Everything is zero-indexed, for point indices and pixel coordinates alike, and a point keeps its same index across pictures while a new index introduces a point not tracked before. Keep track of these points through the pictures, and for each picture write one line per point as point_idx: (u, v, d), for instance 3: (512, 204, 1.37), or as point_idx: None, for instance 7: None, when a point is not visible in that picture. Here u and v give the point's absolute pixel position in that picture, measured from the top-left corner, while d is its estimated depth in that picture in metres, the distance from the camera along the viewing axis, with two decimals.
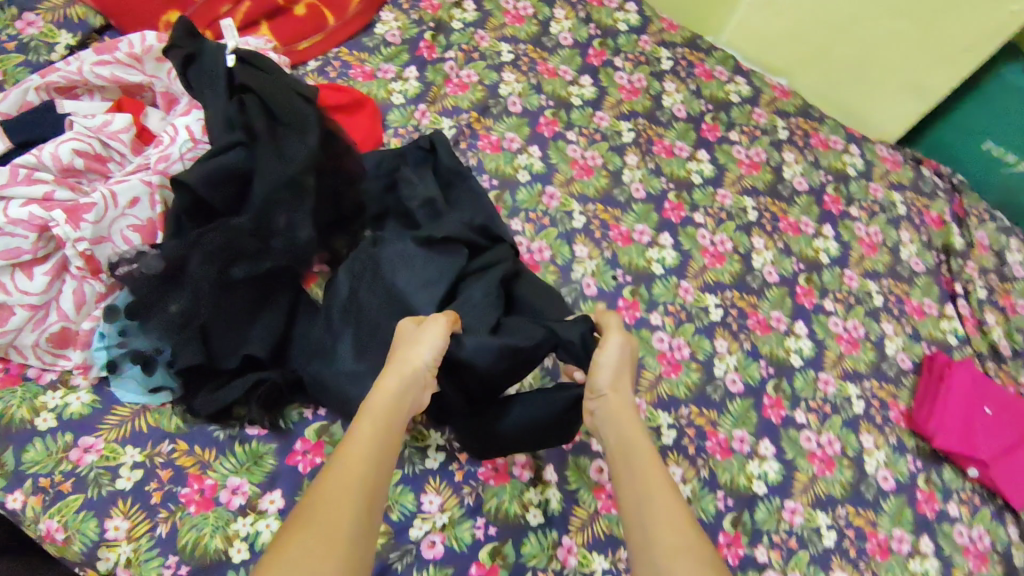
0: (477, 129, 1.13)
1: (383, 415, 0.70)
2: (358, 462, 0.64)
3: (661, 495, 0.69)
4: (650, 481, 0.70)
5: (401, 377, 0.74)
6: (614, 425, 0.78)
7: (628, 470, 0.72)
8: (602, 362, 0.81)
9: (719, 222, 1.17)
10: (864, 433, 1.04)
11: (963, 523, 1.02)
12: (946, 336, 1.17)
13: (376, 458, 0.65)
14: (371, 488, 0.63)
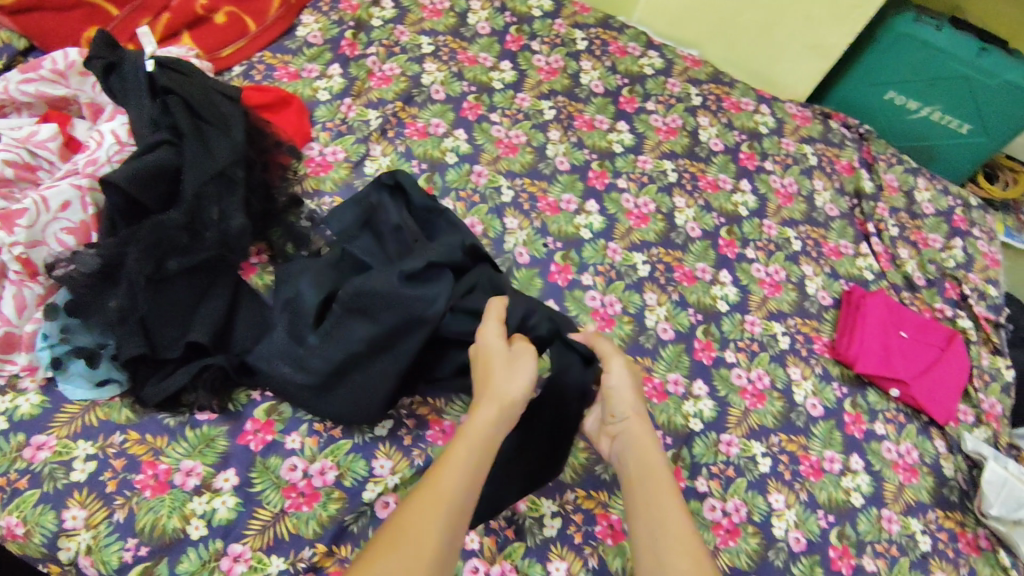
0: (403, 118, 1.18)
1: (479, 432, 0.70)
2: (457, 474, 0.65)
3: (678, 525, 0.67)
4: (671, 506, 0.69)
5: (492, 399, 0.74)
6: (634, 445, 0.78)
7: (644, 489, 0.72)
8: (615, 378, 0.82)
9: (641, 185, 1.24)
10: (792, 366, 1.11)
11: (891, 440, 1.09)
12: (862, 273, 1.25)
13: (472, 474, 0.66)
14: (465, 502, 0.64)
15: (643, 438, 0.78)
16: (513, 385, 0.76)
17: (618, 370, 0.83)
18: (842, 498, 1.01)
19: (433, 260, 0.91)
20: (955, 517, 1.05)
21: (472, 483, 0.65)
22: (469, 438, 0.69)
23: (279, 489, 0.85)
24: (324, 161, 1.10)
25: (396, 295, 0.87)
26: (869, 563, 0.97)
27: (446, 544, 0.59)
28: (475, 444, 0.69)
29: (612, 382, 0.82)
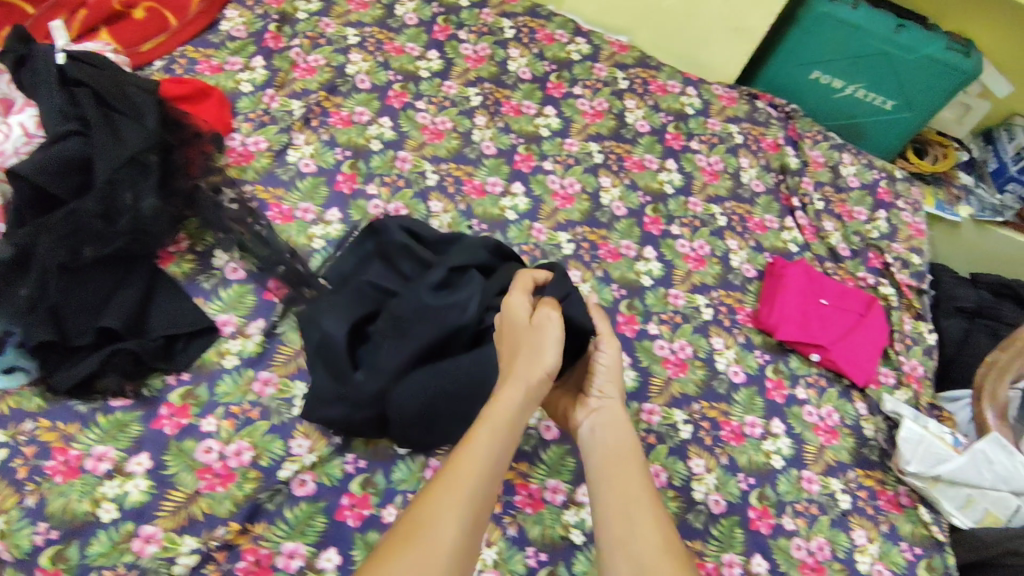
0: (327, 107, 1.19)
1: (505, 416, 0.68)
2: (478, 464, 0.63)
3: (647, 509, 0.68)
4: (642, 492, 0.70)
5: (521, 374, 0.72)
6: (613, 431, 0.78)
7: (622, 473, 0.72)
8: (605, 358, 0.83)
9: (567, 167, 1.26)
10: (714, 336, 1.14)
11: (812, 404, 1.11)
12: (787, 246, 1.28)
13: (495, 460, 0.65)
14: (488, 490, 0.63)
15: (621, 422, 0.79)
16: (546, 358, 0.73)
17: (610, 350, 0.83)
18: (762, 460, 1.04)
19: (453, 268, 0.90)
20: (876, 476, 1.08)
21: (494, 470, 0.64)
22: (493, 421, 0.67)
23: (193, 471, 0.85)
24: (246, 151, 1.11)
25: (427, 308, 0.86)
26: (788, 523, 1.00)
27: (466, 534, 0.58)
28: (498, 428, 0.67)
29: (601, 360, 0.83)
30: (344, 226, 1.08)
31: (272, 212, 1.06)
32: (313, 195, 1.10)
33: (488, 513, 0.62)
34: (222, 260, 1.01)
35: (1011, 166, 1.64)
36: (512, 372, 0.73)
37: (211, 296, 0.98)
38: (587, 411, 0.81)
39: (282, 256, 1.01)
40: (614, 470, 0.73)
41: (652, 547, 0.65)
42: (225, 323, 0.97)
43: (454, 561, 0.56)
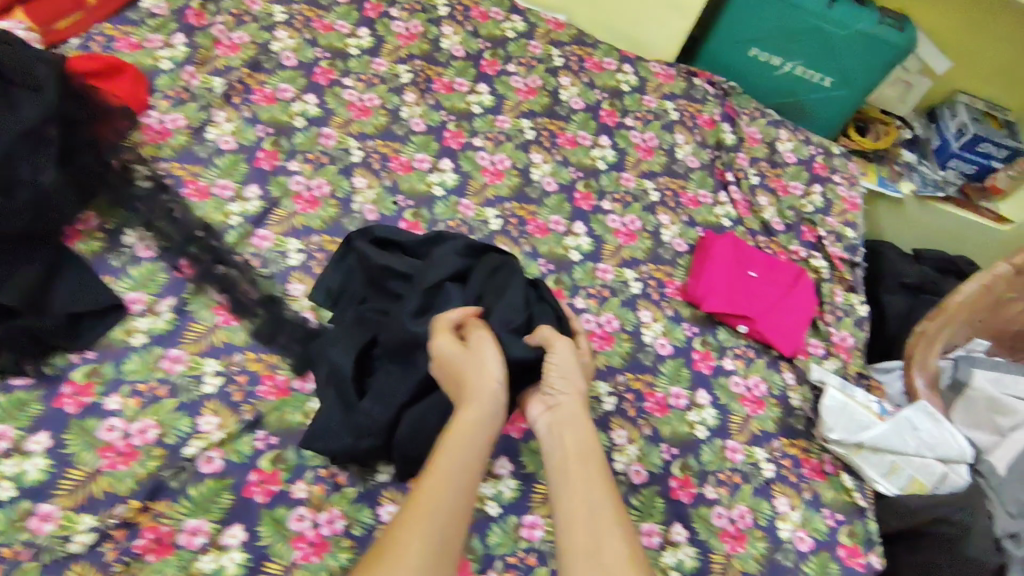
0: (250, 84, 1.18)
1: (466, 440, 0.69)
2: (440, 480, 0.64)
3: (603, 512, 0.65)
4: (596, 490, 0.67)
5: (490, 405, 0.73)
6: (573, 427, 0.75)
7: (581, 471, 0.69)
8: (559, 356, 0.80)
9: (497, 143, 1.25)
10: (642, 309, 1.14)
11: (739, 375, 1.12)
12: (719, 220, 1.29)
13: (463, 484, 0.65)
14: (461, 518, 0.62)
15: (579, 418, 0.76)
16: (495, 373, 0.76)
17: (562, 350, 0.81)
18: (685, 431, 1.04)
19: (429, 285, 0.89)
20: (800, 445, 1.09)
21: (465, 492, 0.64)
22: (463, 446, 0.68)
23: (95, 449, 0.84)
24: (163, 129, 1.09)
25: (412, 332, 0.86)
26: (710, 492, 1.00)
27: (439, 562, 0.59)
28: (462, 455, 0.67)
29: (553, 360, 0.80)
30: (262, 203, 1.06)
31: (188, 188, 1.04)
32: (232, 173, 1.08)
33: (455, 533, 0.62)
34: (132, 238, 0.99)
35: (953, 142, 1.63)
36: (469, 394, 0.73)
37: (120, 274, 0.96)
38: (547, 408, 0.79)
39: (193, 234, 1.00)
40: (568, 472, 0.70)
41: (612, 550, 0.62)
42: (134, 301, 0.95)
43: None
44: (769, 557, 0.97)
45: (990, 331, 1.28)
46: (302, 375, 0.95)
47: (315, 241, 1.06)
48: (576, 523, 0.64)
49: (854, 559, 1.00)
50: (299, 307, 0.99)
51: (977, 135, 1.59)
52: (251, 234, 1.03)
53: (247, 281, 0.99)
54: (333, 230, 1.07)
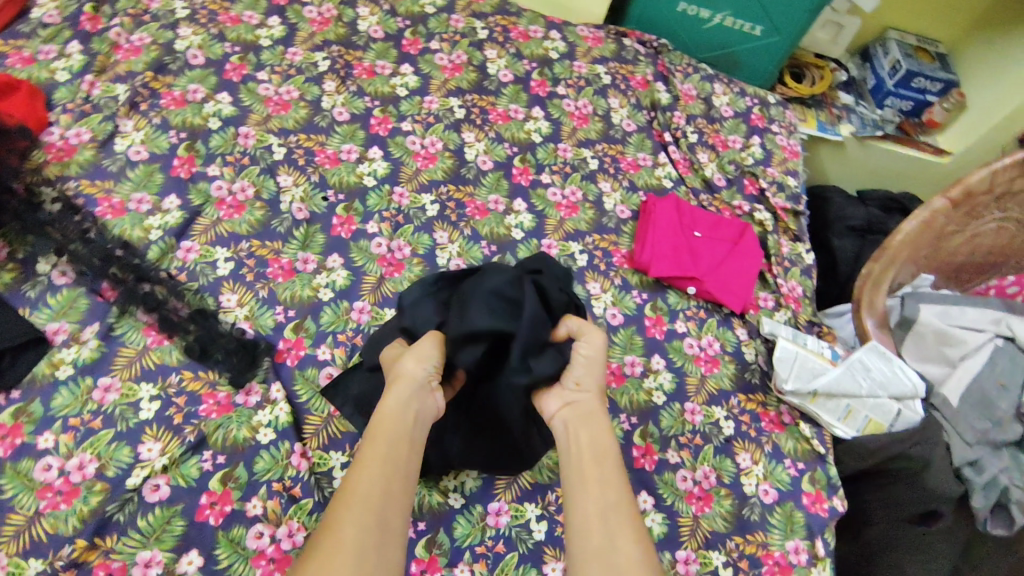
0: (157, 88, 1.11)
1: (390, 427, 0.68)
2: (376, 472, 0.64)
3: (622, 517, 0.64)
4: (612, 495, 0.65)
5: (404, 391, 0.72)
6: (587, 424, 0.73)
7: (595, 470, 0.68)
8: (584, 352, 0.78)
9: (427, 126, 1.21)
10: (590, 281, 1.13)
11: (692, 336, 1.12)
12: (661, 182, 1.28)
13: (396, 484, 0.64)
14: (392, 517, 0.62)
15: (591, 413, 0.74)
16: (418, 368, 0.74)
17: (592, 344, 0.78)
18: (643, 399, 1.04)
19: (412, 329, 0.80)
20: (757, 399, 1.10)
21: (393, 489, 0.63)
22: (385, 440, 0.67)
23: (33, 491, 0.79)
24: (67, 145, 1.02)
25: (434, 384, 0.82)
26: (672, 456, 1.01)
27: (372, 563, 0.57)
28: (393, 452, 0.66)
29: (580, 352, 0.78)
30: (183, 213, 1.01)
31: (101, 207, 0.98)
32: (147, 184, 1.02)
33: (390, 522, 0.61)
34: (47, 266, 0.93)
35: (888, 80, 1.64)
36: (396, 379, 0.73)
37: (38, 305, 0.90)
38: (561, 404, 0.77)
39: (111, 253, 0.94)
40: (581, 476, 0.68)
41: (624, 551, 0.61)
42: (56, 332, 0.89)
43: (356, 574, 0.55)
44: (736, 514, 0.98)
45: (935, 265, 1.30)
46: (244, 389, 0.91)
47: (244, 247, 1.01)
48: (595, 533, 0.62)
49: (818, 505, 1.01)
50: (233, 319, 0.95)
51: (910, 71, 1.59)
52: (175, 248, 0.98)
53: (175, 297, 0.94)
54: (262, 234, 1.03)
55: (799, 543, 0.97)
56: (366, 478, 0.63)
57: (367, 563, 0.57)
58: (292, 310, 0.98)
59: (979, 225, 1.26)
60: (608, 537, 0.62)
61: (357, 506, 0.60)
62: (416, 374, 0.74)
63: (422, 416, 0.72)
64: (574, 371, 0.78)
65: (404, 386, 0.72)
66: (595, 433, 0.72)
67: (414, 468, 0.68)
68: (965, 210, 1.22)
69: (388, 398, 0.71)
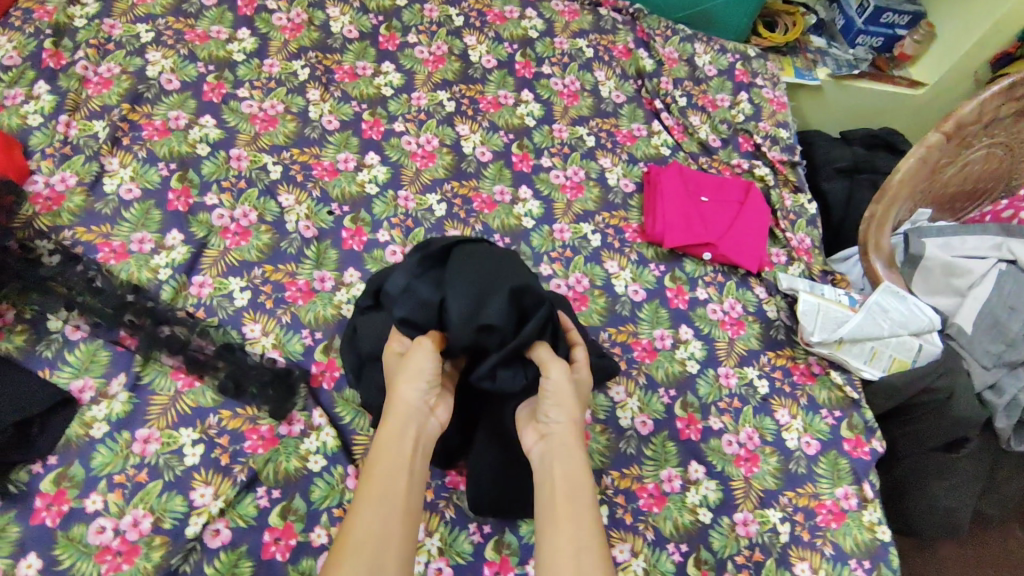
0: (136, 120, 1.06)
1: (387, 459, 0.68)
2: (371, 511, 0.63)
3: (594, 557, 0.61)
4: (588, 537, 0.62)
5: (398, 418, 0.71)
6: (563, 454, 0.70)
7: (568, 509, 0.65)
8: (554, 380, 0.74)
9: (419, 124, 1.18)
10: (608, 261, 1.13)
11: (714, 301, 1.14)
12: (659, 150, 1.28)
13: (394, 528, 0.63)
14: (388, 556, 0.61)
15: (567, 444, 0.71)
16: (413, 393, 0.73)
17: (559, 374, 0.74)
18: (678, 370, 1.06)
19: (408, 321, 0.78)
20: (786, 354, 1.12)
21: (389, 530, 0.62)
22: (381, 476, 0.66)
23: (91, 557, 0.76)
24: (54, 192, 0.97)
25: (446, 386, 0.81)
26: (715, 423, 1.02)
27: None
28: (388, 494, 0.65)
29: (548, 388, 0.75)
30: (189, 247, 0.97)
31: (103, 252, 0.94)
32: (145, 222, 0.98)
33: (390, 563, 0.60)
34: (58, 321, 0.89)
35: (857, 19, 1.65)
36: (389, 405, 0.73)
37: (58, 364, 0.87)
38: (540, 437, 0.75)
39: (123, 300, 0.89)
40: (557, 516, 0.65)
41: None
42: (82, 389, 0.86)
43: None
44: (784, 469, 1.00)
45: (930, 198, 1.33)
46: (286, 419, 0.89)
47: (258, 274, 0.98)
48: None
49: (859, 449, 1.04)
50: (261, 349, 0.93)
51: (879, 8, 1.60)
52: (187, 285, 0.95)
53: (198, 334, 0.90)
54: (273, 258, 1.00)
55: (848, 488, 1.00)
56: (362, 522, 0.62)
57: None
58: (319, 332, 0.96)
59: (970, 154, 1.28)
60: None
61: (350, 557, 0.59)
62: (414, 399, 0.73)
63: (421, 443, 0.72)
64: (546, 404, 0.74)
65: (400, 417, 0.71)
66: (572, 466, 0.69)
67: (413, 503, 0.66)
68: (957, 141, 1.24)
69: (385, 427, 0.70)
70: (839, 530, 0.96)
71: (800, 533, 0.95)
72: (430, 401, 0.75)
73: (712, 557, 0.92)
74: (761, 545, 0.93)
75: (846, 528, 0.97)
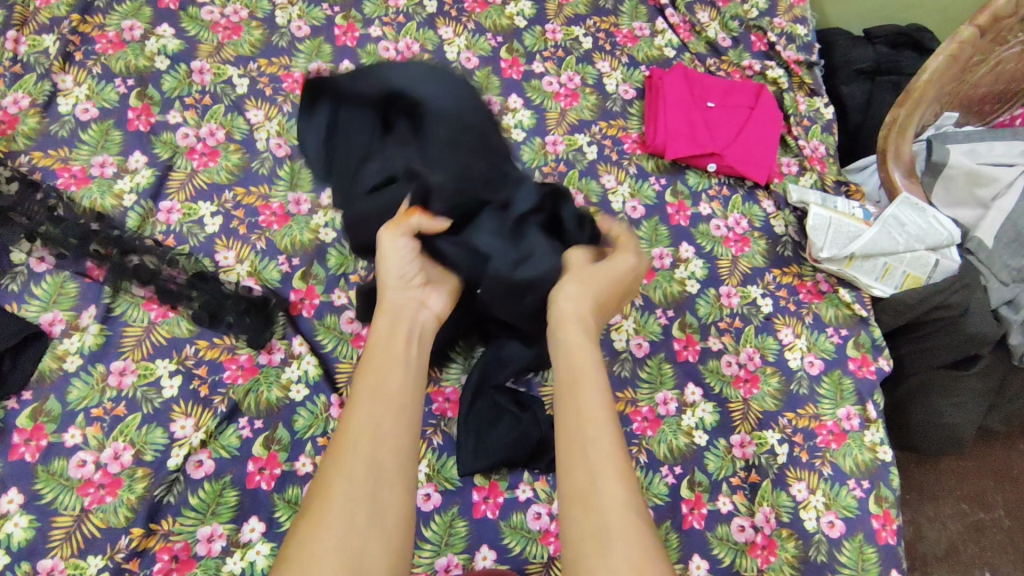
0: (88, 32, 1.00)
1: (383, 352, 0.62)
2: (368, 402, 0.58)
3: (608, 433, 0.55)
4: (601, 424, 0.55)
5: (390, 316, 0.66)
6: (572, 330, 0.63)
7: (575, 384, 0.59)
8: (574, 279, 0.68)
9: (398, 28, 1.09)
10: (604, 175, 1.06)
11: (718, 218, 1.07)
12: (663, 52, 1.18)
13: (392, 423, 0.58)
14: (388, 451, 0.56)
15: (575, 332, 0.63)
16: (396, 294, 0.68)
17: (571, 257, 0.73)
18: (677, 290, 1.01)
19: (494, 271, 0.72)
20: (793, 271, 1.06)
21: (388, 420, 0.58)
22: (376, 366, 0.61)
23: (73, 490, 0.75)
24: (7, 115, 0.92)
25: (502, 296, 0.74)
26: (714, 344, 0.98)
27: (368, 508, 0.53)
28: (381, 391, 0.59)
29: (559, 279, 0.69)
30: (153, 170, 0.92)
31: (62, 178, 0.90)
32: (105, 144, 0.93)
33: (394, 449, 0.57)
34: (21, 254, 0.85)
35: None
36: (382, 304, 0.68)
37: (25, 298, 0.84)
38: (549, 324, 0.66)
39: (87, 229, 0.85)
40: (567, 409, 0.58)
41: (613, 482, 0.52)
42: (52, 322, 0.83)
43: (352, 510, 0.52)
44: (784, 390, 0.96)
45: (959, 100, 1.21)
46: (266, 348, 0.85)
47: (229, 198, 0.93)
48: (579, 471, 0.53)
49: (865, 368, 0.99)
50: (236, 277, 0.88)
51: None
52: (155, 211, 0.90)
53: (167, 265, 0.86)
54: (244, 180, 0.94)
55: (851, 409, 0.96)
56: (357, 422, 0.57)
57: (365, 505, 0.53)
58: (296, 258, 0.91)
59: (1005, 52, 1.16)
60: (597, 458, 0.53)
61: (344, 459, 0.55)
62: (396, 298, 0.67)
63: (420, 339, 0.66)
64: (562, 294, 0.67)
65: (388, 316, 0.66)
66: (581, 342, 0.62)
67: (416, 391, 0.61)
68: (991, 37, 1.11)
69: (376, 323, 0.65)
70: (839, 450, 0.93)
71: (798, 455, 0.92)
72: (416, 295, 0.69)
73: (707, 479, 0.89)
74: (758, 467, 0.91)
75: (846, 449, 0.93)
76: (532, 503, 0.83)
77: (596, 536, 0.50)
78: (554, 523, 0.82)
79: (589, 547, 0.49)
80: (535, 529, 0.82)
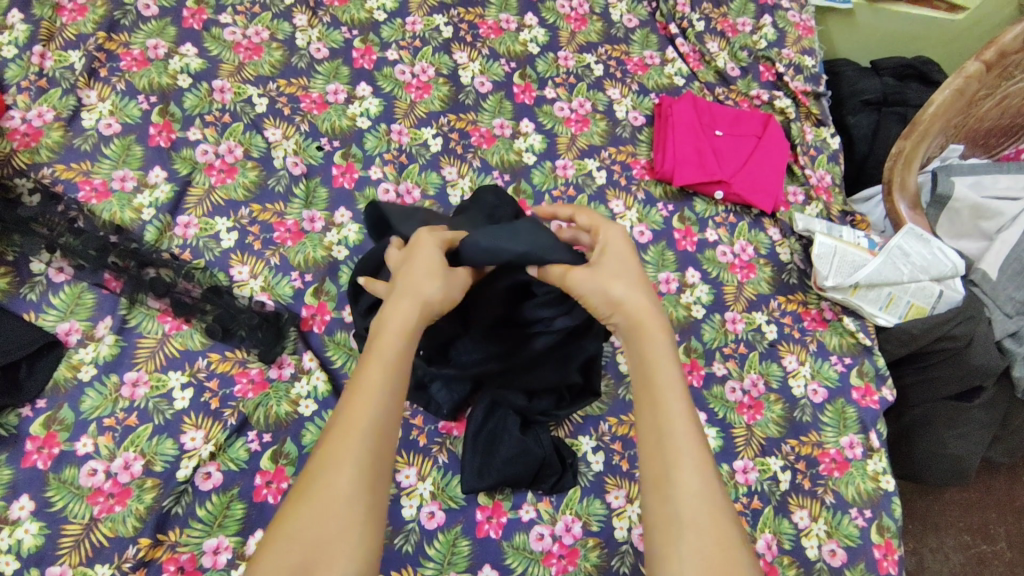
0: (113, 49, 1.02)
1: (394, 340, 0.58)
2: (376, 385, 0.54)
3: (685, 431, 0.55)
4: (680, 424, 0.56)
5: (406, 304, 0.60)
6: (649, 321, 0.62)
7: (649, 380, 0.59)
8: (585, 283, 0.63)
9: (415, 51, 1.12)
10: (613, 200, 1.07)
11: (724, 244, 1.09)
12: (672, 81, 1.20)
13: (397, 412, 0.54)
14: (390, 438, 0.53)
15: (643, 330, 0.61)
16: (427, 285, 0.61)
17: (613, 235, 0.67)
18: (682, 315, 1.02)
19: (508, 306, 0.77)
20: (797, 299, 1.07)
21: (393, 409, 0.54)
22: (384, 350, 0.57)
23: (83, 498, 0.76)
24: (31, 128, 0.94)
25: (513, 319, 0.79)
26: (719, 368, 0.99)
27: (366, 498, 0.50)
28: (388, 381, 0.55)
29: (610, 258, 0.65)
30: (172, 185, 0.94)
31: (84, 191, 0.92)
32: (127, 159, 0.95)
33: (396, 436, 0.54)
34: (41, 264, 0.86)
35: None
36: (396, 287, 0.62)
37: (43, 307, 0.85)
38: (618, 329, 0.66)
39: (106, 242, 0.87)
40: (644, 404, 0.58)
41: (689, 476, 0.53)
42: (68, 332, 0.85)
43: (354, 499, 0.50)
44: (788, 417, 0.97)
45: (964, 133, 1.23)
46: (276, 363, 0.87)
47: (245, 214, 0.95)
48: (654, 462, 0.55)
49: (868, 398, 1.00)
50: (250, 292, 0.90)
51: None
52: (172, 225, 0.92)
53: (183, 278, 0.88)
54: (261, 197, 0.96)
55: (854, 438, 0.97)
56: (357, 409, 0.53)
57: (368, 494, 0.50)
58: (309, 275, 0.93)
59: (1011, 86, 1.17)
60: (672, 455, 0.54)
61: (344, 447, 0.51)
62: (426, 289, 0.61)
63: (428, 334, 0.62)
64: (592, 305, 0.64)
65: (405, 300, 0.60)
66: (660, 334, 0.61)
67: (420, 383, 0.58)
68: (997, 72, 1.13)
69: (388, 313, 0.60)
70: (841, 479, 0.93)
71: (800, 482, 0.93)
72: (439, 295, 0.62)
73: None
74: (760, 493, 0.91)
75: (848, 478, 0.94)
76: (535, 524, 0.83)
77: (669, 526, 0.52)
78: (556, 545, 0.82)
79: (660, 536, 0.52)
80: (537, 550, 0.82)
